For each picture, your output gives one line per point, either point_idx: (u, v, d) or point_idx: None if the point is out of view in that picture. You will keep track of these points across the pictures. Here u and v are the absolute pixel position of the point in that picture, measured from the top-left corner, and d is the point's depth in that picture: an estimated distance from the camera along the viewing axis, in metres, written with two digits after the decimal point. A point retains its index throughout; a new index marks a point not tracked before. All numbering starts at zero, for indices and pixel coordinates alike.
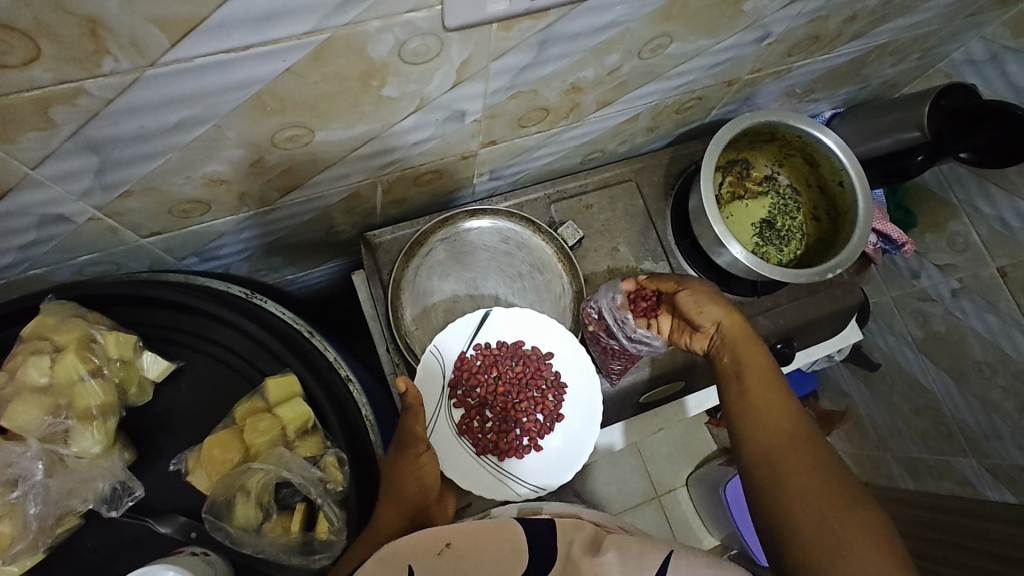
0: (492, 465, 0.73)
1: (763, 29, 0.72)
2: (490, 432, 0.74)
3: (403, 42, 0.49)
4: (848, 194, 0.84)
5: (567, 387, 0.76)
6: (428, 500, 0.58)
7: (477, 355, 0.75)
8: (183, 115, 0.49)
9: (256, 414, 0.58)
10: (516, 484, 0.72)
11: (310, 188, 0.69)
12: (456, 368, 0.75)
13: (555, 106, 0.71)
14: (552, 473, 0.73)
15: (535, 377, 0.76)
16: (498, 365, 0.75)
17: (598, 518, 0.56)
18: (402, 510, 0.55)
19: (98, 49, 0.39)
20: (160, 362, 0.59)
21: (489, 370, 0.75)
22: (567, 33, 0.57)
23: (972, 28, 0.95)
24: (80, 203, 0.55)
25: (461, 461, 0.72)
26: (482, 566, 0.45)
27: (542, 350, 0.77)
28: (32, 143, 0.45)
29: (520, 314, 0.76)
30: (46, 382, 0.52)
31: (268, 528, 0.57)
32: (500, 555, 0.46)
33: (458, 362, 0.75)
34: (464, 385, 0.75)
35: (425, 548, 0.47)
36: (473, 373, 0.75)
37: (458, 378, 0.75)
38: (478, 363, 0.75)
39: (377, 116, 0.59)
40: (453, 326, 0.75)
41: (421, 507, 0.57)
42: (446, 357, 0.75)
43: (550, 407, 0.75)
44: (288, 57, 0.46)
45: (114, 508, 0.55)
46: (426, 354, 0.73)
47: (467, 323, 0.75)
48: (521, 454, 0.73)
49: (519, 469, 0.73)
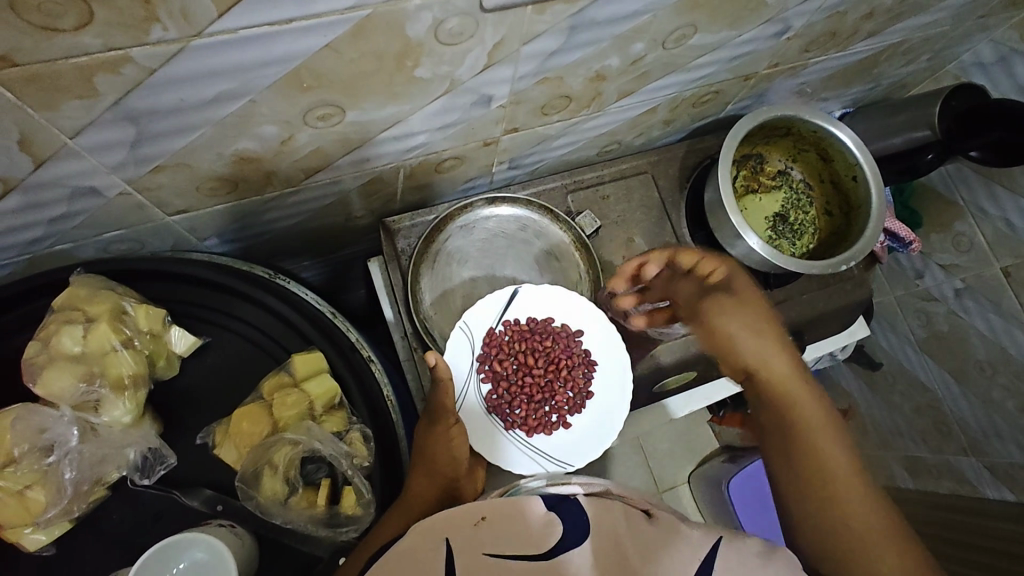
0: (520, 440, 0.73)
1: (783, 23, 0.73)
2: (519, 407, 0.74)
3: (440, 22, 0.50)
4: (862, 189, 0.85)
5: (596, 365, 0.77)
6: (459, 472, 0.61)
7: (506, 330, 0.76)
8: (221, 89, 0.49)
9: (283, 388, 0.59)
10: (544, 461, 0.72)
11: (335, 170, 0.70)
12: (486, 342, 0.75)
13: (578, 94, 0.72)
14: (579, 452, 0.74)
15: (564, 353, 0.76)
16: (527, 341, 0.76)
17: (626, 493, 0.56)
18: (434, 482, 0.57)
19: (148, 16, 0.40)
20: (188, 337, 0.59)
21: (518, 345, 0.76)
22: (597, 20, 0.58)
23: (983, 30, 0.97)
24: (113, 176, 0.56)
25: (490, 434, 0.72)
26: (516, 543, 0.45)
27: (571, 328, 0.78)
28: (74, 111, 0.46)
29: (550, 292, 0.77)
30: (79, 351, 0.53)
31: (295, 501, 0.57)
32: (532, 532, 0.46)
33: (488, 337, 0.75)
34: (493, 360, 0.75)
35: (459, 521, 0.47)
36: (501, 347, 0.75)
37: (487, 353, 0.75)
38: (508, 338, 0.76)
39: (407, 98, 0.59)
40: (483, 301, 0.76)
41: (453, 479, 0.59)
42: (475, 330, 0.75)
43: (579, 383, 0.76)
44: (329, 33, 0.47)
45: (146, 476, 0.56)
46: (455, 329, 0.74)
47: (497, 299, 0.76)
48: (549, 431, 0.74)
49: (547, 445, 0.74)
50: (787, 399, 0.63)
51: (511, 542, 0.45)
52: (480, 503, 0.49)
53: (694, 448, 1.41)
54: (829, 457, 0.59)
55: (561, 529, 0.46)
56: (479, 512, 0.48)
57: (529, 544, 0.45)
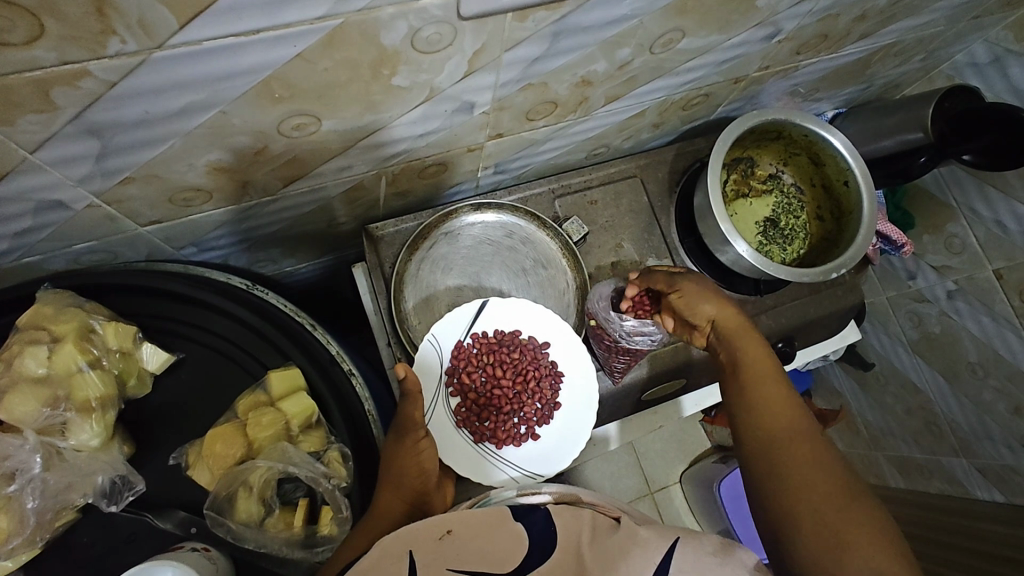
0: (489, 452, 0.72)
1: (774, 26, 0.71)
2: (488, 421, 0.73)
3: (416, 30, 0.48)
4: (853, 194, 0.84)
5: (563, 375, 0.76)
6: (429, 485, 0.59)
7: (474, 343, 0.75)
8: (189, 100, 0.47)
9: (259, 408, 0.57)
10: (511, 470, 0.72)
11: (314, 178, 0.68)
12: (454, 357, 0.74)
13: (564, 99, 0.70)
14: (548, 463, 0.73)
15: (531, 365, 0.75)
16: (495, 353, 0.75)
17: (597, 502, 0.56)
18: (401, 496, 0.55)
19: (104, 29, 0.38)
20: (160, 354, 0.58)
21: (486, 358, 0.75)
22: (581, 26, 0.56)
23: (977, 30, 0.95)
24: (78, 189, 0.54)
25: (459, 448, 0.72)
26: (480, 558, 0.44)
27: (538, 340, 0.76)
28: (31, 125, 0.44)
29: (516, 305, 0.76)
30: (44, 372, 0.51)
31: (270, 523, 0.56)
32: (501, 545, 0.46)
33: (456, 350, 0.74)
34: (461, 374, 0.74)
35: (429, 534, 0.47)
36: (470, 360, 0.74)
37: (455, 366, 0.74)
38: (476, 351, 0.75)
39: (386, 106, 0.57)
40: (450, 315, 0.74)
41: (422, 491, 0.57)
42: (444, 344, 0.74)
43: (548, 395, 0.74)
44: (298, 43, 0.45)
45: (113, 502, 0.54)
46: (423, 344, 0.73)
47: (464, 312, 0.75)
48: (518, 443, 0.73)
49: (517, 456, 0.73)
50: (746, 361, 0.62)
51: (475, 556, 0.44)
52: (454, 518, 0.49)
53: (687, 449, 1.41)
54: (785, 420, 0.56)
55: (528, 545, 0.46)
56: (451, 527, 0.48)
57: (493, 560, 0.44)
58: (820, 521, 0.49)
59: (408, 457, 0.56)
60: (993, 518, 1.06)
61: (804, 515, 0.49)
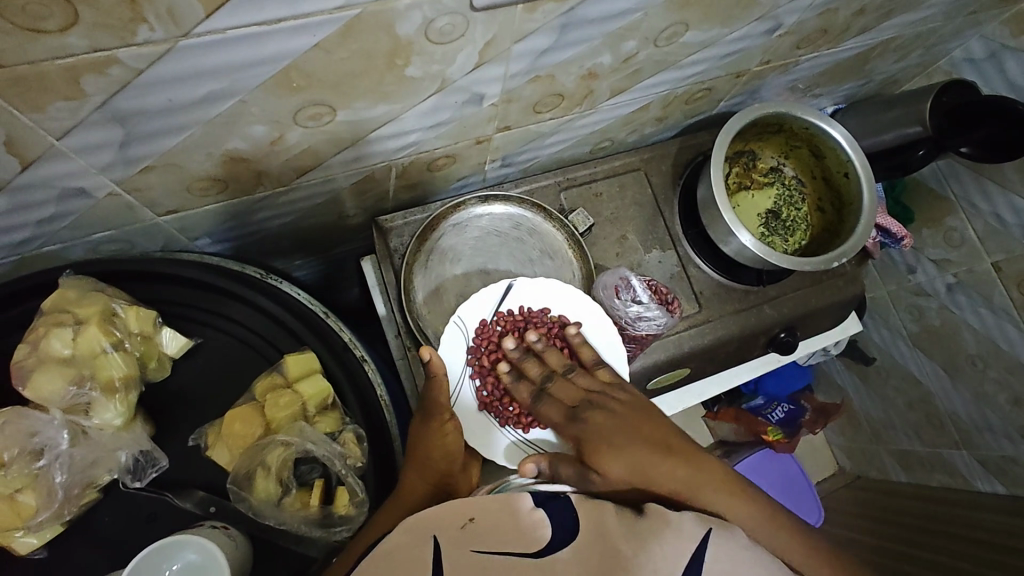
0: (515, 434, 0.73)
1: (775, 20, 0.73)
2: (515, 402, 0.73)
3: (430, 21, 0.50)
4: (853, 185, 0.85)
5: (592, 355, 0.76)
6: (455, 468, 0.60)
7: (498, 324, 0.75)
8: (211, 89, 0.49)
9: (276, 389, 0.59)
10: (538, 455, 0.73)
11: (327, 169, 0.69)
12: (478, 336, 0.74)
13: (570, 92, 0.72)
14: (574, 446, 0.74)
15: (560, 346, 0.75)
16: (520, 333, 0.75)
17: (614, 489, 0.58)
18: (426, 479, 0.56)
19: (135, 17, 0.39)
20: (179, 338, 0.59)
21: (511, 338, 0.75)
22: (588, 18, 0.58)
23: (974, 26, 0.97)
24: (101, 177, 0.55)
25: (484, 431, 0.73)
26: (503, 541, 0.45)
27: (568, 320, 0.77)
28: (60, 112, 0.46)
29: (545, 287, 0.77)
30: (70, 353, 0.53)
31: (288, 502, 0.57)
32: (523, 529, 0.46)
33: (481, 329, 0.74)
34: (486, 354, 0.74)
35: (448, 520, 0.47)
36: (495, 340, 0.74)
37: (480, 347, 0.74)
38: (500, 331, 0.75)
39: (398, 97, 0.59)
40: (477, 297, 0.75)
41: (446, 473, 0.58)
42: (469, 324, 0.75)
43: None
44: (318, 32, 0.46)
45: (137, 479, 0.56)
46: (449, 325, 0.74)
47: (491, 293, 0.75)
48: (545, 425, 0.73)
49: (543, 439, 0.73)
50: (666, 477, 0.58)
51: (498, 540, 0.45)
52: (471, 503, 0.49)
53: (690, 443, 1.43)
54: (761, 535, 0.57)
55: (549, 528, 0.46)
56: (469, 511, 0.48)
57: (517, 543, 0.45)
58: None
59: (433, 439, 0.59)
60: (999, 512, 1.09)
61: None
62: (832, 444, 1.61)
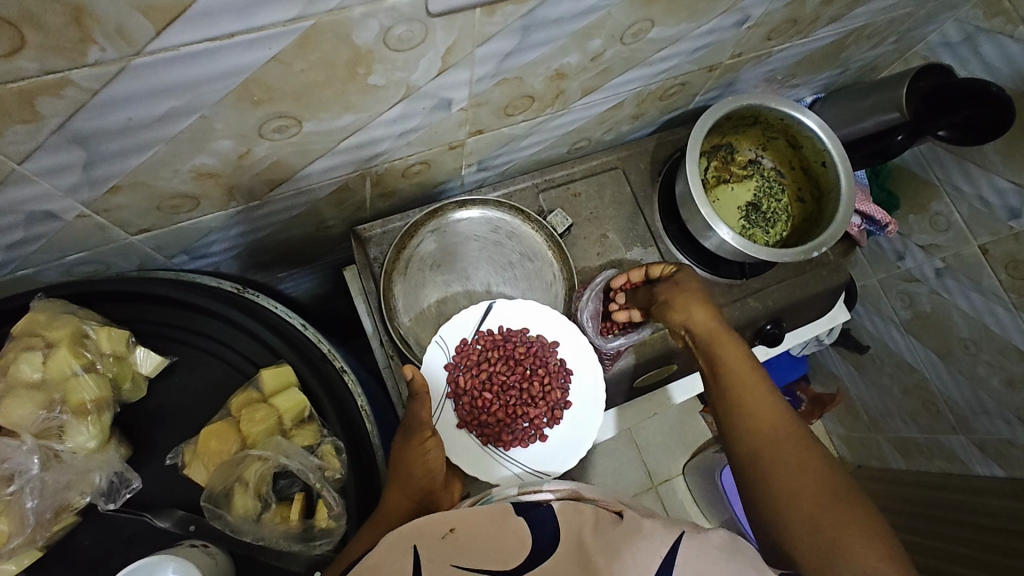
0: (495, 453, 0.73)
1: (742, 12, 0.73)
2: (494, 423, 0.74)
3: (387, 29, 0.50)
4: (831, 174, 0.85)
5: (573, 373, 0.76)
6: (436, 484, 0.60)
7: (477, 341, 0.76)
8: (170, 106, 0.49)
9: (252, 404, 0.58)
10: (517, 467, 0.73)
11: (298, 182, 0.69)
12: (458, 354, 0.75)
13: (540, 93, 0.72)
14: (556, 461, 0.73)
15: (538, 365, 0.75)
16: (500, 349, 0.75)
17: (598, 496, 0.56)
18: (409, 495, 0.56)
19: (83, 38, 0.39)
20: (153, 357, 0.59)
21: (490, 355, 0.75)
22: (550, 18, 0.58)
23: (946, 10, 0.97)
24: (68, 199, 0.55)
25: (468, 449, 0.72)
26: (481, 556, 0.45)
27: (547, 338, 0.77)
28: (18, 136, 0.45)
29: (526, 307, 0.77)
30: (40, 377, 0.53)
31: (267, 517, 0.57)
32: (502, 545, 0.45)
33: (462, 348, 0.75)
34: (464, 371, 0.75)
35: (429, 532, 0.48)
36: (473, 358, 0.75)
37: (458, 363, 0.75)
38: (479, 348, 0.75)
39: (364, 106, 0.59)
40: (460, 315, 0.76)
41: (429, 491, 0.59)
42: (451, 342, 0.75)
43: (558, 394, 0.75)
44: (274, 45, 0.46)
45: (111, 501, 0.55)
46: (432, 346, 0.74)
47: (472, 311, 0.76)
48: (526, 444, 0.74)
49: (523, 457, 0.73)
50: (745, 400, 0.62)
51: (476, 553, 0.45)
52: (456, 515, 0.49)
53: (688, 440, 1.42)
54: (766, 403, 0.61)
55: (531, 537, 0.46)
56: (451, 523, 0.48)
57: (497, 557, 0.44)
58: (807, 519, 0.53)
59: (416, 455, 0.59)
60: (999, 495, 1.10)
61: (809, 532, 0.53)
62: (833, 434, 1.61)
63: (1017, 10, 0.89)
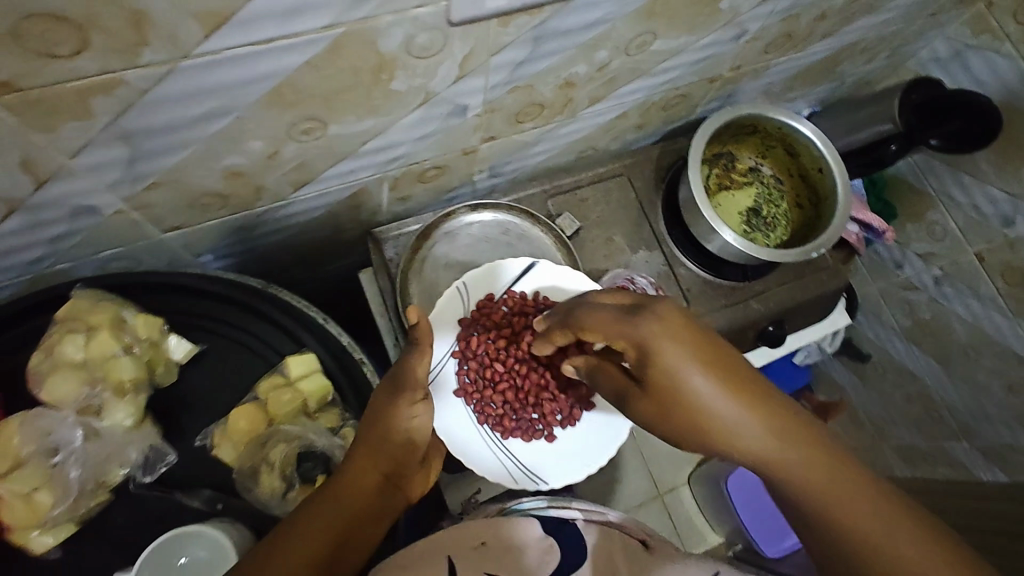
0: (493, 439, 0.76)
1: (739, 27, 0.78)
2: (502, 399, 0.76)
3: (411, 37, 0.54)
4: (828, 180, 0.89)
5: None
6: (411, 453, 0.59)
7: (504, 301, 0.78)
8: (209, 107, 0.53)
9: (278, 388, 0.61)
10: (512, 464, 0.75)
11: (320, 183, 0.73)
12: (482, 310, 0.78)
13: (549, 101, 0.76)
14: (549, 470, 0.76)
15: None
16: (525, 316, 0.77)
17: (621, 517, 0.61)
18: (380, 465, 0.55)
19: (140, 40, 0.44)
20: (185, 344, 0.62)
21: (514, 318, 0.77)
22: (560, 29, 0.62)
23: (935, 28, 1.02)
24: (110, 195, 0.59)
25: (469, 432, 0.75)
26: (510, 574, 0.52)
27: None
28: (72, 132, 0.49)
29: (546, 267, 0.80)
30: (82, 357, 0.57)
31: (293, 496, 0.59)
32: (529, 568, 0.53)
33: (483, 301, 0.78)
34: (484, 328, 0.77)
35: (463, 543, 0.54)
36: (496, 318, 0.77)
37: (479, 317, 0.77)
38: (505, 310, 0.78)
39: (386, 110, 0.63)
40: (483, 267, 0.79)
41: (400, 460, 0.57)
42: (471, 292, 0.79)
43: (581, 396, 0.76)
44: (307, 50, 0.51)
45: (149, 474, 0.59)
46: (449, 290, 0.78)
47: (498, 271, 0.80)
48: (527, 437, 0.76)
49: (520, 452, 0.76)
50: (835, 509, 0.47)
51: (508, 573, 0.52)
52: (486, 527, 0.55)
53: None
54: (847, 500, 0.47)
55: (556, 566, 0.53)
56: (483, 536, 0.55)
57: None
58: None
59: (395, 424, 0.57)
60: None
61: None
62: None
63: (1005, 28, 0.95)
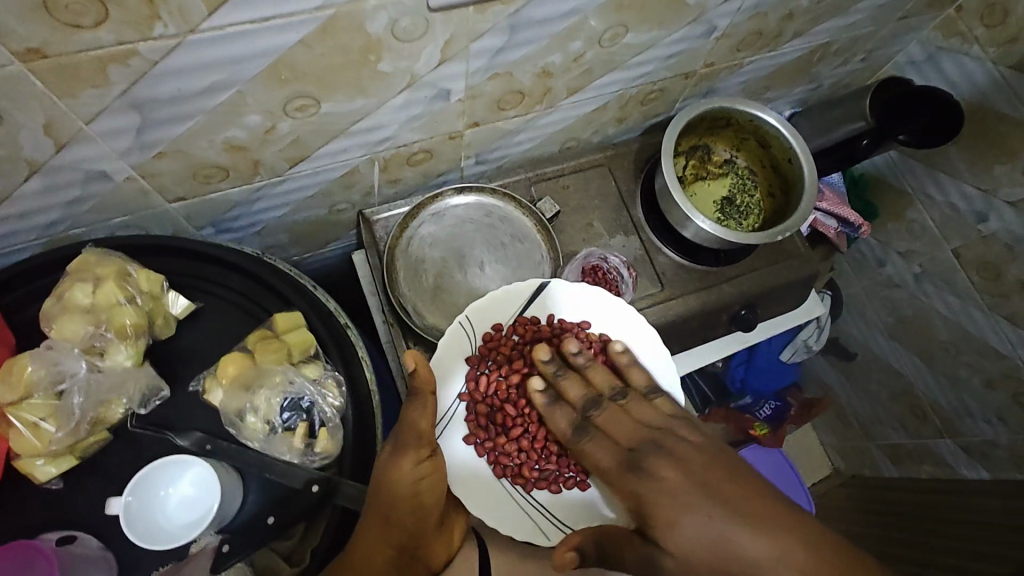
0: (511, 489, 0.72)
1: (708, 23, 0.83)
2: (517, 441, 0.73)
3: (395, 21, 0.60)
4: (796, 170, 0.94)
5: None
6: (427, 510, 0.60)
7: (513, 331, 0.76)
8: (212, 80, 0.59)
9: (266, 339, 0.67)
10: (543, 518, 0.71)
11: (313, 161, 0.78)
12: (490, 343, 0.75)
13: (529, 90, 0.82)
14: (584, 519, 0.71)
15: None
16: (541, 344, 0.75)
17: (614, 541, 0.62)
18: (392, 540, 0.56)
19: (152, 14, 0.50)
20: (183, 301, 0.68)
21: (525, 349, 0.75)
22: (535, 19, 0.68)
23: (907, 31, 1.07)
24: (120, 162, 0.65)
25: (481, 485, 0.71)
26: None
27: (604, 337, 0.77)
28: (90, 98, 0.56)
29: (556, 290, 0.78)
30: (90, 302, 0.63)
31: (275, 437, 0.65)
32: None
33: (488, 334, 0.76)
34: (493, 362, 0.75)
35: None
36: (505, 349, 0.75)
37: (487, 350, 0.75)
38: (516, 339, 0.76)
39: (374, 90, 0.69)
40: (486, 299, 0.77)
41: (413, 536, 0.58)
42: (475, 327, 0.76)
43: None
44: (300, 30, 0.57)
45: (144, 407, 0.64)
46: (454, 324, 0.75)
47: (511, 300, 0.77)
48: (552, 486, 0.72)
49: (549, 504, 0.72)
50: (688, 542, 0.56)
51: None
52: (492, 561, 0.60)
53: None
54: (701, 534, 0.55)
55: None
56: None
57: None
58: None
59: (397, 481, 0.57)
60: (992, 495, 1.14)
61: None
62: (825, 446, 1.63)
63: (971, 30, 1.00)
